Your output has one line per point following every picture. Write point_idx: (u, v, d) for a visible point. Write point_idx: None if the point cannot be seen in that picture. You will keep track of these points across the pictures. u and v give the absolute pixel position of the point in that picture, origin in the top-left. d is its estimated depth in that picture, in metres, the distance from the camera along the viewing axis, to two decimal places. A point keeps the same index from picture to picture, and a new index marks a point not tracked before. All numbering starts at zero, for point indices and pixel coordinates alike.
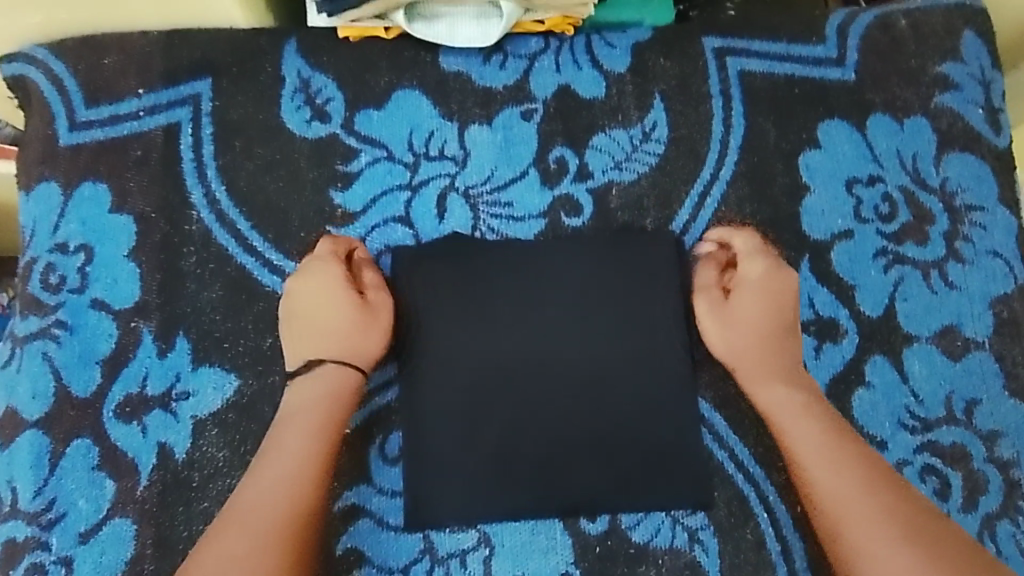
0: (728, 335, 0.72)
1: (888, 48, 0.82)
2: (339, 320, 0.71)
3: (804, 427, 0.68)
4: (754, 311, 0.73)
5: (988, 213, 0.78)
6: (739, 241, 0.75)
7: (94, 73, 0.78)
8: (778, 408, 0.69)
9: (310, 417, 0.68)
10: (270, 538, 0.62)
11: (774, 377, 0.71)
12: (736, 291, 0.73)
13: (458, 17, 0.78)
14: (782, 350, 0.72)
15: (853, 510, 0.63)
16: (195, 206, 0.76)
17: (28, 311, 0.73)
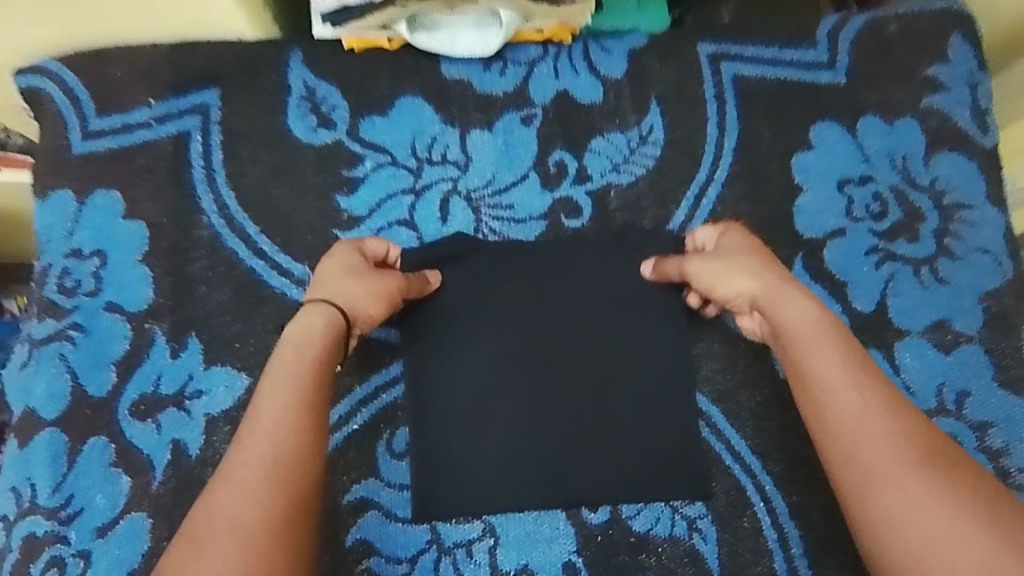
0: (732, 270, 0.67)
1: (878, 51, 0.84)
2: (349, 269, 0.68)
3: (818, 342, 0.61)
4: (751, 249, 0.69)
5: (976, 210, 0.80)
6: (705, 230, 0.74)
7: (106, 84, 0.81)
8: (790, 325, 0.63)
9: (292, 354, 0.61)
10: (255, 475, 0.55)
11: (791, 299, 0.64)
12: (725, 240, 0.71)
13: (458, 26, 0.81)
14: (792, 281, 0.66)
15: (869, 428, 0.56)
16: (205, 211, 0.78)
17: (44, 316, 0.76)
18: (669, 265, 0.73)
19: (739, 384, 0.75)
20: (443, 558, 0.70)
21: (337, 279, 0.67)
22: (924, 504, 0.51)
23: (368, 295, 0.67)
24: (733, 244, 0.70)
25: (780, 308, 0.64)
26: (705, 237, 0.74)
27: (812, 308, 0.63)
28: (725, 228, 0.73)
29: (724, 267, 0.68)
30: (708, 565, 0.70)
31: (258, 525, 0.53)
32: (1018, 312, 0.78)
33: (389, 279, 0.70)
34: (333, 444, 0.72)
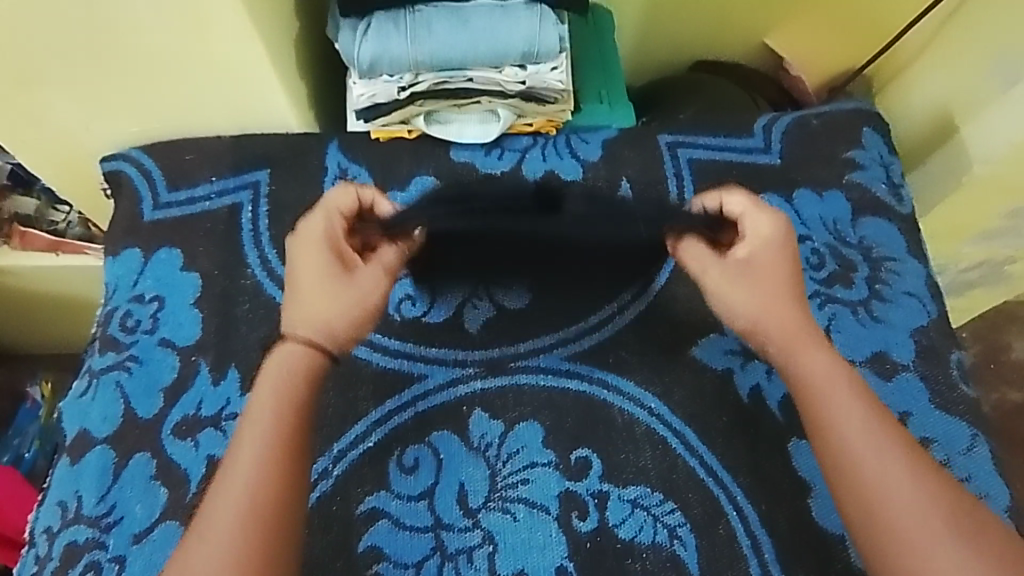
0: (768, 298, 0.76)
1: (805, 139, 1.03)
2: (307, 283, 0.73)
3: (840, 396, 0.71)
4: (770, 276, 0.76)
5: (900, 262, 0.95)
6: (743, 204, 0.79)
7: (174, 163, 0.98)
8: (814, 377, 0.73)
9: (272, 393, 0.69)
10: (233, 515, 0.64)
11: (811, 351, 0.74)
12: (762, 253, 0.77)
13: (465, 121, 1.00)
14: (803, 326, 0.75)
15: (889, 479, 0.67)
16: (251, 265, 0.93)
17: (105, 349, 0.88)
18: (692, 251, 0.79)
19: (708, 407, 0.86)
20: (446, 563, 0.78)
21: (294, 298, 0.74)
22: (946, 560, 0.63)
23: (321, 316, 0.73)
24: (767, 262, 0.77)
25: (805, 359, 0.74)
26: (743, 218, 0.79)
27: (832, 359, 0.74)
28: (766, 236, 0.77)
29: (758, 291, 0.76)
30: (688, 568, 0.79)
31: (234, 563, 0.62)
32: (944, 345, 0.91)
33: (349, 291, 0.74)
34: (350, 459, 0.83)
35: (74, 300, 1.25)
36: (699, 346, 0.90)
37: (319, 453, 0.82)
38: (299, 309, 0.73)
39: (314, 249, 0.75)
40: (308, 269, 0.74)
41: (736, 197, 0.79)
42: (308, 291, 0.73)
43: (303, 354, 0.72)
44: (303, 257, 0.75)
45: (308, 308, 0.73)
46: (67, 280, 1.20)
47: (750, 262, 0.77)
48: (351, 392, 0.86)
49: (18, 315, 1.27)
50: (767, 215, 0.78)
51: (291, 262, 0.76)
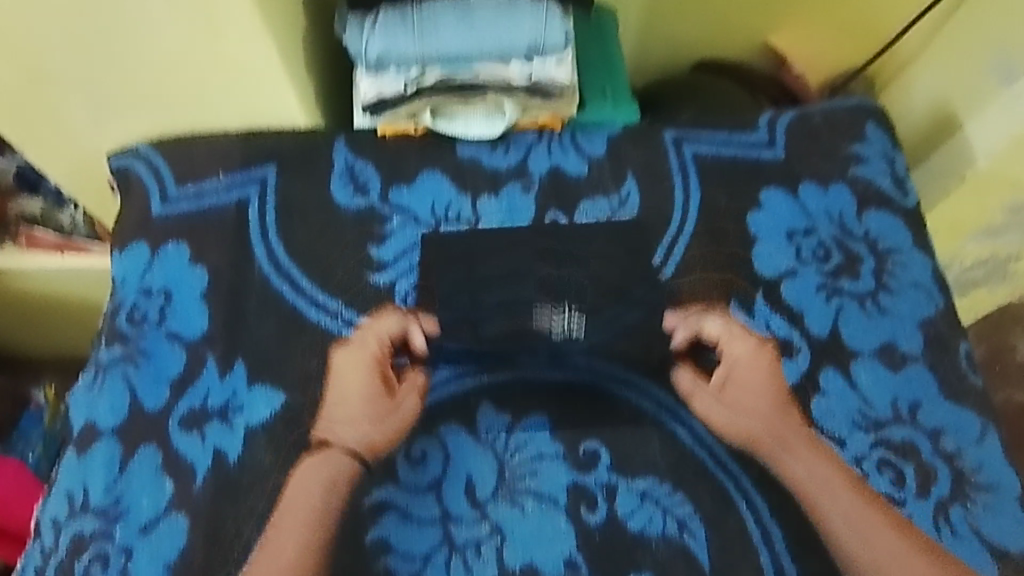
0: (749, 409, 0.85)
1: (808, 135, 1.03)
2: (349, 397, 0.84)
3: (828, 491, 0.81)
4: (757, 390, 0.86)
5: (905, 254, 0.95)
6: (721, 330, 0.89)
7: (182, 160, 0.97)
8: (805, 479, 0.81)
9: (301, 510, 0.79)
10: None
11: (804, 453, 0.83)
12: (746, 372, 0.87)
13: (471, 116, 0.99)
14: (794, 426, 0.84)
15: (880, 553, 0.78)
16: (259, 259, 0.93)
17: (113, 342, 0.88)
18: (684, 383, 0.87)
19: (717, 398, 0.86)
20: (454, 555, 0.78)
21: (337, 407, 0.84)
22: None
23: (357, 428, 0.83)
24: (750, 379, 0.87)
25: (795, 463, 0.82)
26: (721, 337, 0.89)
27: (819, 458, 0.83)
28: (747, 353, 0.88)
29: (740, 405, 0.85)
30: (698, 559, 0.79)
31: None
32: (952, 336, 0.91)
33: (386, 410, 0.84)
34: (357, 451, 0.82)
35: (78, 302, 1.24)
36: (707, 338, 0.89)
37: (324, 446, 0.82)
38: (341, 418, 0.83)
39: (362, 367, 0.86)
40: (354, 383, 0.85)
41: (713, 325, 0.90)
42: (350, 404, 0.84)
43: (336, 466, 0.81)
44: (352, 370, 0.86)
45: (349, 416, 0.83)
46: (72, 281, 1.19)
47: (732, 381, 0.87)
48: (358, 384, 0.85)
49: (23, 317, 1.27)
50: (748, 345, 0.89)
51: (335, 370, 0.86)
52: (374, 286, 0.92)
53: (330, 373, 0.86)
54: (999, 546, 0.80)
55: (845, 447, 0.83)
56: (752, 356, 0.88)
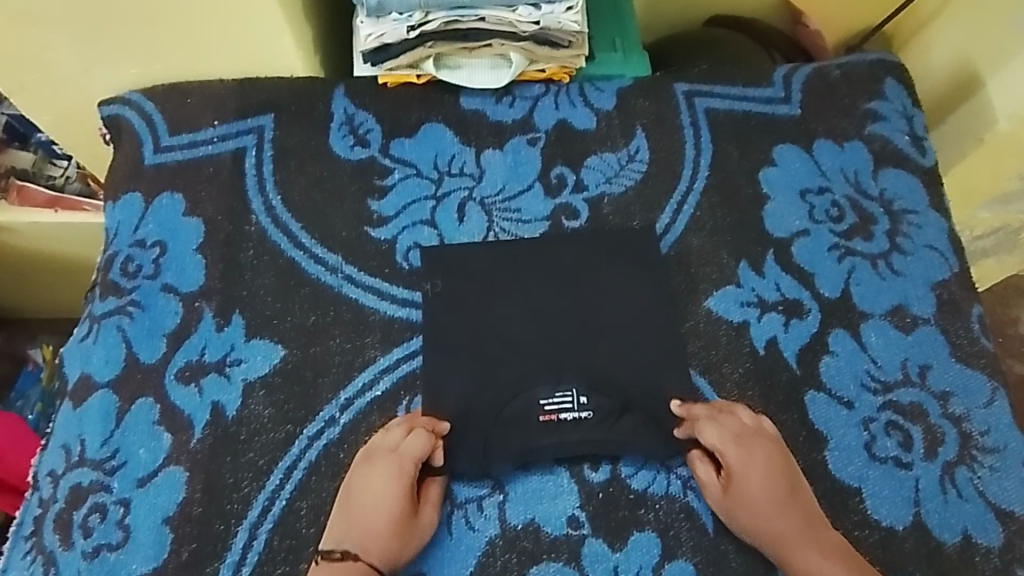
0: (756, 513, 0.75)
1: (825, 91, 0.99)
2: (371, 509, 0.75)
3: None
4: (765, 496, 0.75)
5: (921, 215, 0.92)
6: (720, 435, 0.78)
7: (176, 108, 0.94)
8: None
9: None
10: None
11: (814, 555, 0.73)
12: (745, 474, 0.76)
13: (476, 67, 0.94)
14: (801, 518, 0.75)
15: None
16: (255, 212, 0.90)
17: (107, 294, 0.86)
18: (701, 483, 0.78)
19: (723, 357, 0.85)
20: (455, 511, 0.78)
21: (360, 520, 0.74)
22: None
23: (381, 545, 0.73)
24: (751, 478, 0.76)
25: (801, 563, 0.73)
26: (722, 443, 0.78)
27: (827, 556, 0.73)
28: (752, 455, 0.77)
29: (747, 513, 0.75)
30: (702, 518, 0.78)
31: None
32: (966, 300, 0.89)
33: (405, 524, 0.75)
34: (358, 407, 0.82)
35: (73, 266, 1.21)
36: (714, 298, 0.87)
37: (326, 400, 0.82)
38: (365, 531, 0.74)
39: (391, 475, 0.76)
40: (376, 496, 0.75)
41: (709, 425, 0.79)
42: (374, 518, 0.74)
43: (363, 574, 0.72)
44: (377, 480, 0.76)
45: (371, 531, 0.74)
46: (64, 245, 1.15)
47: (735, 480, 0.76)
48: (359, 338, 0.84)
49: (17, 283, 1.24)
50: (746, 443, 0.77)
51: (360, 479, 0.77)
52: (373, 239, 0.89)
53: (330, 328, 0.85)
54: (1003, 508, 0.79)
55: (852, 408, 0.83)
56: (750, 452, 0.77)
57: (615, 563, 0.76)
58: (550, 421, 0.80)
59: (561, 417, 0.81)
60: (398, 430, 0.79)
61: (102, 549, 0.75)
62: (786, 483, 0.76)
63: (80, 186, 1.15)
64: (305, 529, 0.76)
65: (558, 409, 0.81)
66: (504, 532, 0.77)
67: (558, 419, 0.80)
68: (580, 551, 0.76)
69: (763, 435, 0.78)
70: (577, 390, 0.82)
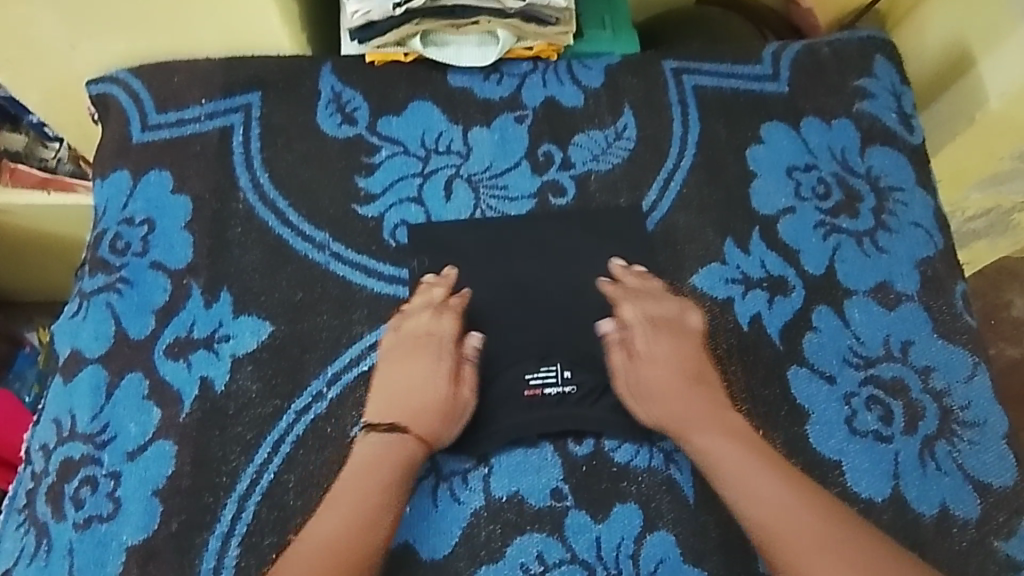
0: (660, 386, 0.80)
1: (814, 68, 0.98)
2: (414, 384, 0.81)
3: (732, 458, 0.76)
4: (668, 367, 0.81)
5: (907, 193, 0.93)
6: (630, 314, 0.84)
7: (163, 86, 0.94)
8: (708, 447, 0.77)
9: (370, 476, 0.76)
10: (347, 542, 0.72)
11: (702, 416, 0.79)
12: (651, 347, 0.83)
13: (463, 44, 0.95)
14: (696, 390, 0.80)
15: (790, 520, 0.72)
16: (243, 189, 0.90)
17: (96, 271, 0.87)
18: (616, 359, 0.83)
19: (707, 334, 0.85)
20: (440, 484, 0.79)
21: (402, 392, 0.81)
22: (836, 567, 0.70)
23: (428, 416, 0.79)
24: (658, 353, 0.82)
25: (696, 430, 0.78)
26: (630, 322, 0.84)
27: (721, 427, 0.78)
28: (658, 331, 0.83)
29: (647, 381, 0.81)
30: (684, 491, 0.79)
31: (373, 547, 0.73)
32: (950, 277, 0.89)
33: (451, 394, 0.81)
34: (345, 381, 0.83)
35: (65, 245, 1.20)
36: (699, 275, 0.88)
37: (313, 376, 0.82)
38: (408, 405, 0.80)
39: (426, 357, 0.82)
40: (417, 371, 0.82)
41: (629, 304, 0.85)
42: (420, 391, 0.80)
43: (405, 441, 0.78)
44: (421, 357, 0.82)
45: (415, 404, 0.80)
46: (53, 224, 1.14)
47: (644, 352, 0.83)
48: (347, 314, 0.85)
49: (11, 264, 1.24)
50: (657, 321, 0.84)
51: (398, 360, 0.82)
52: (360, 217, 0.90)
53: (318, 304, 0.85)
54: (982, 481, 0.80)
55: (834, 383, 0.83)
56: (664, 324, 0.84)
57: (597, 534, 0.77)
58: (534, 397, 0.82)
59: (545, 392, 0.82)
60: (428, 315, 0.84)
61: (93, 521, 0.76)
62: (689, 356, 0.82)
63: (72, 167, 1.15)
64: (292, 499, 0.77)
65: (542, 385, 0.82)
66: (489, 504, 0.78)
67: (542, 394, 0.82)
68: (564, 522, 0.77)
69: (676, 314, 0.85)
70: (561, 364, 0.83)
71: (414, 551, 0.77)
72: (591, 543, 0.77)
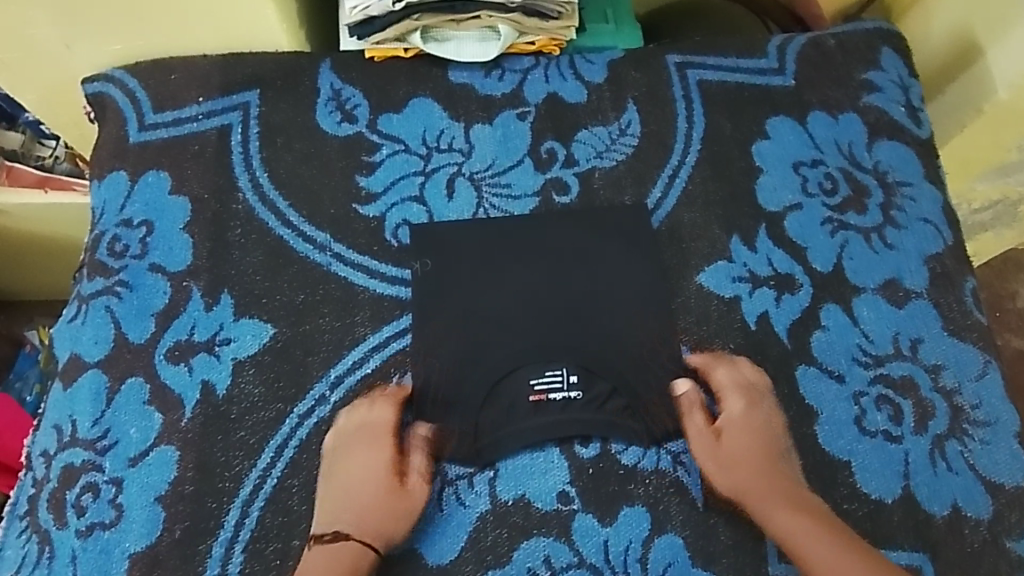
0: (734, 467, 0.78)
1: (820, 60, 0.97)
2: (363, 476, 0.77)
3: (812, 540, 0.72)
4: (748, 446, 0.79)
5: (915, 187, 0.91)
6: (722, 379, 0.82)
7: (160, 85, 0.92)
8: (785, 527, 0.74)
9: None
10: None
11: (778, 498, 0.76)
12: (738, 420, 0.80)
13: (464, 39, 0.92)
14: (773, 468, 0.77)
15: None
16: (242, 189, 0.89)
17: (95, 274, 0.86)
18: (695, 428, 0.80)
19: (714, 333, 0.84)
20: (447, 487, 0.78)
21: (347, 497, 0.76)
22: None
23: (381, 510, 0.76)
24: (737, 434, 0.79)
25: (772, 514, 0.75)
26: (722, 387, 0.81)
27: (801, 508, 0.75)
28: (745, 401, 0.80)
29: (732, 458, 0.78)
30: (693, 494, 0.78)
31: None
32: (959, 272, 0.88)
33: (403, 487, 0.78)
34: (348, 385, 0.82)
35: (63, 244, 1.18)
36: (705, 273, 0.87)
37: (316, 378, 0.82)
38: (355, 508, 0.76)
39: (370, 452, 0.78)
40: (366, 461, 0.78)
41: (721, 371, 0.82)
42: (369, 487, 0.77)
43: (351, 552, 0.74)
44: (361, 453, 0.78)
45: (362, 508, 0.76)
46: (50, 225, 1.12)
47: (732, 423, 0.80)
48: (349, 316, 0.84)
49: (8, 264, 1.22)
50: (745, 391, 0.81)
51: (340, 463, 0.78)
52: (361, 216, 0.88)
53: (319, 306, 0.84)
54: (992, 480, 0.80)
55: (843, 381, 0.82)
56: (750, 390, 0.81)
57: (604, 537, 0.76)
58: (540, 402, 0.81)
59: (550, 397, 0.81)
60: (363, 404, 0.81)
61: (96, 528, 0.75)
62: (775, 434, 0.80)
63: (69, 166, 1.14)
64: (298, 504, 0.77)
65: (548, 389, 0.81)
66: (495, 508, 0.78)
67: (547, 399, 0.81)
68: (571, 525, 0.77)
69: (759, 383, 0.82)
70: (567, 368, 0.82)
71: (419, 556, 0.76)
72: (599, 547, 0.76)
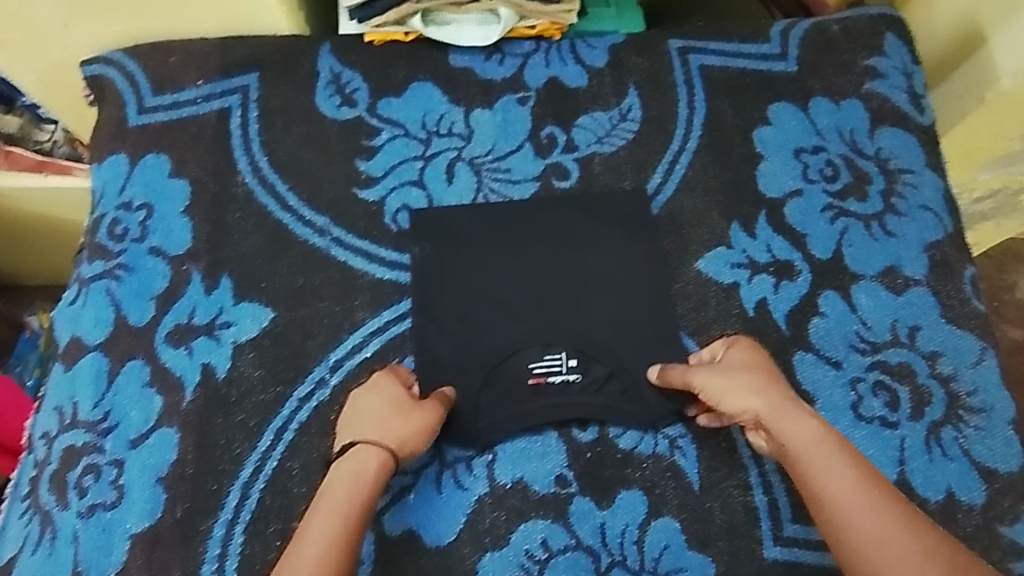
0: (739, 389, 0.73)
1: (823, 46, 0.96)
2: (375, 405, 0.77)
3: (832, 464, 0.66)
4: (751, 370, 0.75)
5: (916, 175, 0.91)
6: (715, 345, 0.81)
7: (159, 67, 0.92)
8: (804, 446, 0.68)
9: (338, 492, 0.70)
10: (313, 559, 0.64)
11: (798, 414, 0.70)
12: (737, 357, 0.77)
13: (464, 23, 0.92)
14: (789, 392, 0.73)
15: (891, 548, 0.60)
16: (242, 172, 0.89)
17: (95, 257, 0.86)
18: (677, 377, 0.78)
19: (712, 319, 0.85)
20: (445, 470, 0.79)
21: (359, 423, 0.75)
22: None
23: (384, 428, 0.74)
24: (738, 361, 0.77)
25: (790, 428, 0.70)
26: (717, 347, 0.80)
27: (824, 429, 0.69)
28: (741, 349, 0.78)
29: (734, 379, 0.74)
30: (689, 477, 0.79)
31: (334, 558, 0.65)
32: (959, 260, 0.88)
33: (413, 413, 0.76)
34: (348, 368, 0.82)
35: (63, 227, 1.18)
36: (705, 258, 0.87)
37: (316, 361, 0.82)
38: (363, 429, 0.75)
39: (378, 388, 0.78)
40: (378, 394, 0.77)
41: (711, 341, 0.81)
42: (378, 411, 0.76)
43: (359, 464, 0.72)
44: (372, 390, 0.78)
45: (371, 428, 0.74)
46: (48, 207, 1.12)
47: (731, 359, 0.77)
48: (349, 301, 0.84)
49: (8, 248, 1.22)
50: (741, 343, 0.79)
51: (355, 396, 0.78)
52: (361, 201, 0.88)
53: (319, 289, 0.85)
54: (987, 466, 0.80)
55: (840, 368, 0.83)
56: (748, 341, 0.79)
57: (601, 520, 0.77)
58: (538, 384, 0.81)
59: (549, 379, 0.81)
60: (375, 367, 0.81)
61: (98, 508, 0.76)
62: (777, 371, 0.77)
63: (68, 150, 1.14)
64: (296, 486, 0.77)
65: (546, 373, 0.82)
66: (493, 491, 0.78)
67: (546, 382, 0.81)
68: (568, 508, 0.77)
69: (754, 343, 0.80)
70: (566, 353, 0.82)
71: (419, 538, 0.77)
72: (596, 529, 0.77)
